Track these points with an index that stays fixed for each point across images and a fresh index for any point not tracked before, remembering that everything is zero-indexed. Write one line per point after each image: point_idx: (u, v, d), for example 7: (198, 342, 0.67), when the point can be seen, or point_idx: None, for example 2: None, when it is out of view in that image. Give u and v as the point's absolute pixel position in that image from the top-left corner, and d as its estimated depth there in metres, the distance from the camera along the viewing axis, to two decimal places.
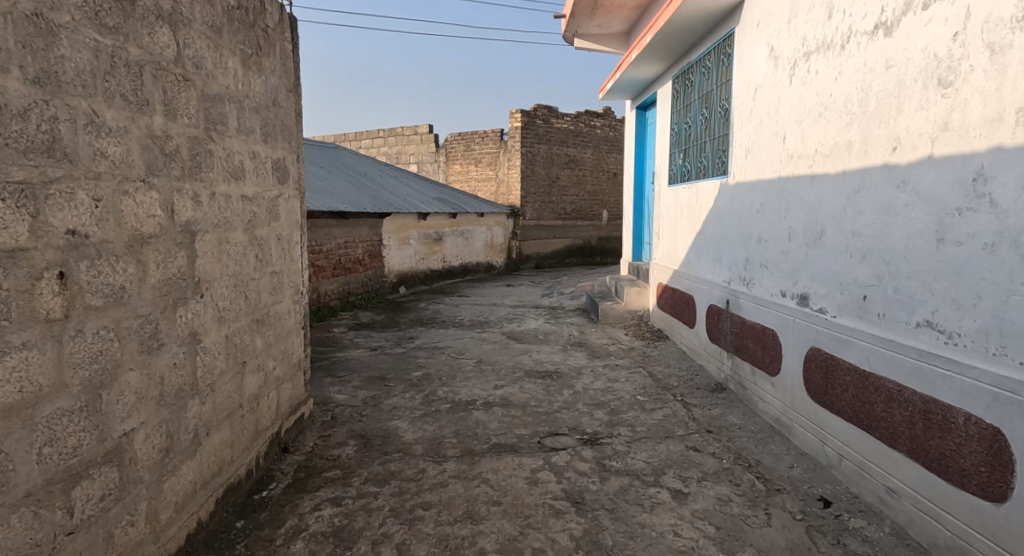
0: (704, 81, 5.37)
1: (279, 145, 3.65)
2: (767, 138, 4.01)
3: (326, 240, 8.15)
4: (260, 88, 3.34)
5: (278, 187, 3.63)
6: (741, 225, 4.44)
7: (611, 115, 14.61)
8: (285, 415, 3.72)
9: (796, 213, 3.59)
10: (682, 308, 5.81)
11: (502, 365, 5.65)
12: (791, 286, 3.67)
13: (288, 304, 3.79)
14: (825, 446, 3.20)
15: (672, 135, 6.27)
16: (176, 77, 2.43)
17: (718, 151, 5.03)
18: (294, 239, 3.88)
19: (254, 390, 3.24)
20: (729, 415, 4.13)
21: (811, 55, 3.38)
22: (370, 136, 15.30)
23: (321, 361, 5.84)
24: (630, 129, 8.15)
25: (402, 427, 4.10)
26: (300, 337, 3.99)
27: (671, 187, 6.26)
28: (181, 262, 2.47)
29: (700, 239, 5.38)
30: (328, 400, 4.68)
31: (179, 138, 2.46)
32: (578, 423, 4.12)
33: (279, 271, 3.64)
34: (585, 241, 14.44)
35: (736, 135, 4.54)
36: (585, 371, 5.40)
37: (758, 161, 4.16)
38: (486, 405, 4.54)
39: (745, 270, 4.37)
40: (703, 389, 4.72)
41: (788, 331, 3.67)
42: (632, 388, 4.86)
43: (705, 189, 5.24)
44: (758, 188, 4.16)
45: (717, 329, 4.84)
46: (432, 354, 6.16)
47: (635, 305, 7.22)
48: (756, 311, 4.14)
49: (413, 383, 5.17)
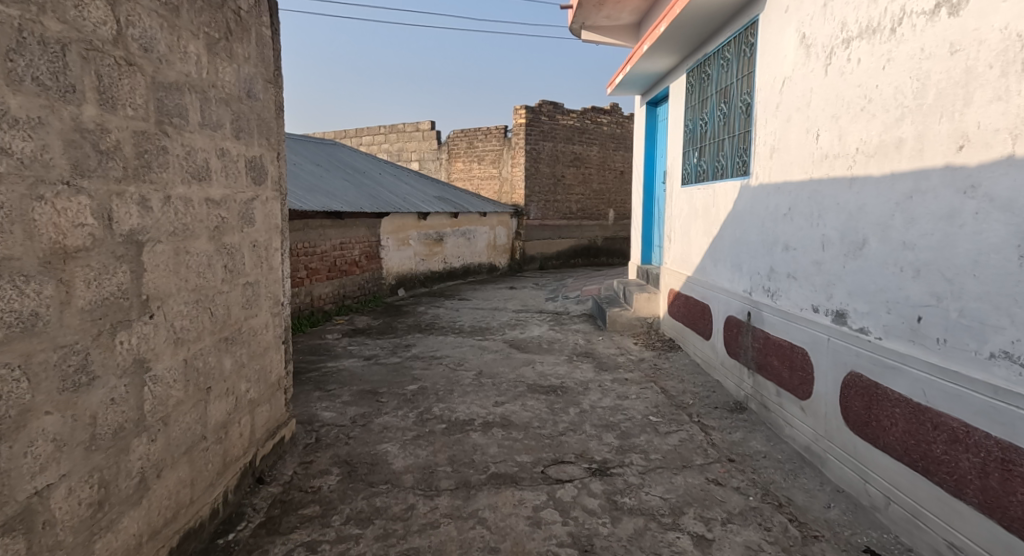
0: (722, 74, 4.98)
1: (255, 141, 3.29)
2: (796, 136, 3.62)
3: (321, 241, 7.79)
4: (231, 77, 2.97)
5: (252, 188, 3.27)
6: (765, 231, 4.05)
7: (619, 112, 14.19)
8: (260, 441, 3.36)
9: (832, 220, 3.20)
10: (696, 318, 5.43)
11: (503, 378, 5.28)
12: (824, 301, 3.28)
13: (265, 318, 3.43)
14: (868, 485, 2.83)
15: (687, 132, 5.87)
16: (117, 61, 2.08)
17: (738, 150, 4.64)
18: (272, 246, 3.52)
19: (223, 418, 2.89)
20: (753, 441, 3.75)
21: (852, 41, 2.99)
22: (370, 132, 14.91)
23: (310, 373, 5.48)
24: (640, 126, 7.75)
25: (393, 452, 3.74)
26: (279, 354, 3.63)
27: (685, 188, 5.88)
28: (122, 279, 2.10)
29: (716, 244, 5.00)
30: (314, 419, 4.32)
31: (123, 133, 2.10)
32: (585, 449, 3.76)
33: (255, 281, 3.29)
34: (591, 241, 14.05)
35: (760, 132, 4.15)
36: (593, 386, 5.03)
37: (785, 161, 3.77)
38: (484, 426, 4.18)
39: (769, 280, 3.99)
40: (721, 409, 4.34)
41: (821, 351, 3.28)
42: (644, 406, 4.48)
43: (723, 191, 4.86)
44: (785, 190, 3.77)
45: (737, 343, 4.46)
46: (429, 364, 5.79)
47: (644, 312, 6.83)
48: (782, 326, 3.75)
49: (406, 398, 4.80)
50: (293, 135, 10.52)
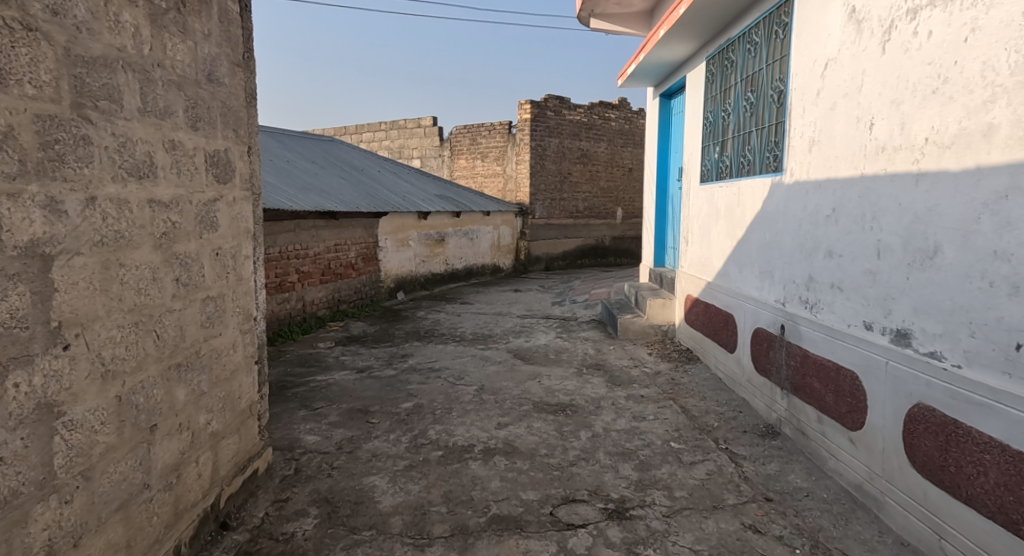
0: (749, 60, 4.51)
1: (218, 133, 2.84)
2: (841, 125, 3.16)
3: (314, 243, 7.34)
4: (184, 56, 2.51)
5: (214, 186, 2.82)
6: (803, 234, 3.59)
7: (627, 107, 13.69)
8: (225, 479, 2.93)
9: (889, 223, 2.74)
10: (718, 328, 4.96)
11: (506, 395, 4.82)
12: (878, 317, 2.83)
13: (231, 336, 2.99)
14: (944, 542, 2.42)
15: (707, 124, 5.40)
16: (8, 24, 1.69)
17: (768, 143, 4.15)
18: (240, 253, 3.07)
19: (176, 460, 2.45)
20: (791, 475, 3.29)
21: (920, 10, 2.56)
22: (370, 129, 14.46)
23: (297, 388, 5.03)
24: (653, 119, 7.28)
25: (380, 488, 3.31)
26: (251, 377, 3.19)
27: (704, 186, 5.40)
28: (18, 304, 1.72)
29: (742, 248, 4.53)
30: (295, 445, 3.87)
31: (15, 115, 1.71)
32: (599, 484, 3.31)
33: (217, 296, 2.84)
34: (598, 241, 13.58)
35: (795, 123, 3.69)
36: (605, 404, 4.57)
37: (828, 154, 3.31)
38: (485, 454, 3.74)
39: (807, 291, 3.53)
40: (751, 433, 3.88)
41: (875, 377, 2.82)
42: (664, 430, 4.03)
43: (750, 189, 4.38)
44: (828, 188, 3.31)
45: (768, 360, 4.00)
46: (426, 377, 5.34)
47: (659, 319, 6.35)
48: (825, 345, 3.29)
49: (400, 418, 4.35)
50: (287, 132, 10.05)
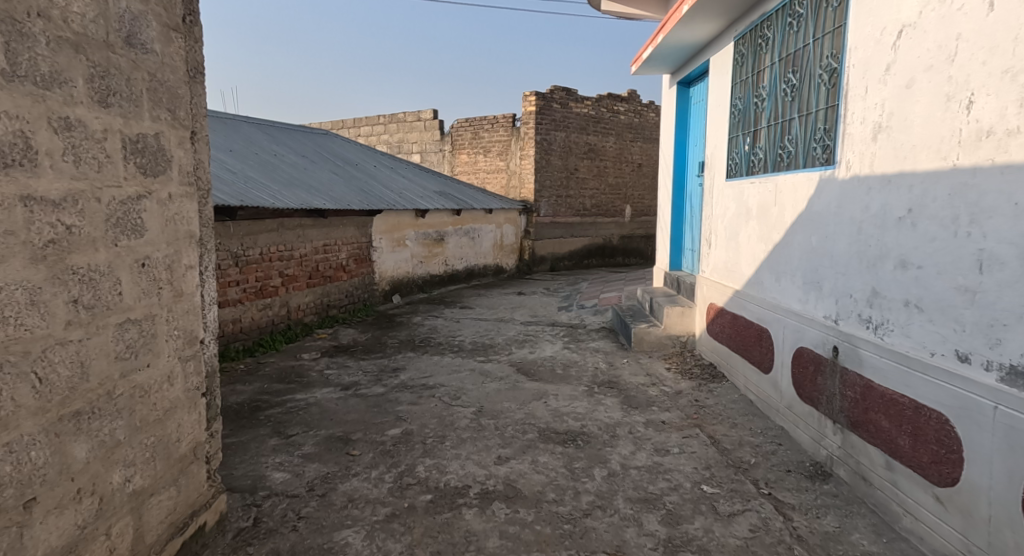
0: (789, 37, 3.89)
1: (143, 112, 2.24)
2: (922, 105, 2.59)
3: (299, 243, 6.76)
4: (84, 12, 1.94)
5: (139, 180, 2.22)
6: (864, 238, 2.99)
7: (637, 100, 13.05)
8: (155, 546, 2.34)
9: (999, 229, 2.23)
10: (749, 344, 4.36)
11: (507, 420, 4.22)
12: (978, 347, 2.30)
13: (166, 367, 2.39)
14: None
15: (736, 112, 4.77)
16: None
17: (816, 131, 3.52)
18: (179, 262, 2.46)
19: (72, 538, 1.92)
20: (856, 536, 2.70)
21: None
22: (369, 122, 13.87)
23: (272, 410, 4.45)
24: (670, 109, 6.63)
25: (353, 549, 2.75)
26: (195, 414, 2.59)
27: (731, 182, 4.79)
28: None
29: (780, 253, 3.91)
30: (259, 486, 3.29)
31: None
32: (620, 545, 2.76)
33: (142, 318, 2.24)
34: (606, 240, 12.98)
35: (853, 106, 3.08)
36: (621, 431, 3.98)
37: (900, 142, 2.72)
38: (482, 499, 3.16)
39: (870, 308, 2.93)
40: (797, 474, 3.28)
41: (975, 424, 2.29)
42: (693, 468, 3.44)
43: (791, 186, 3.76)
44: (900, 185, 2.72)
45: (816, 387, 3.40)
46: (418, 396, 4.75)
47: (677, 329, 5.74)
48: (894, 376, 2.71)
49: (384, 450, 3.76)
50: (276, 124, 9.46)
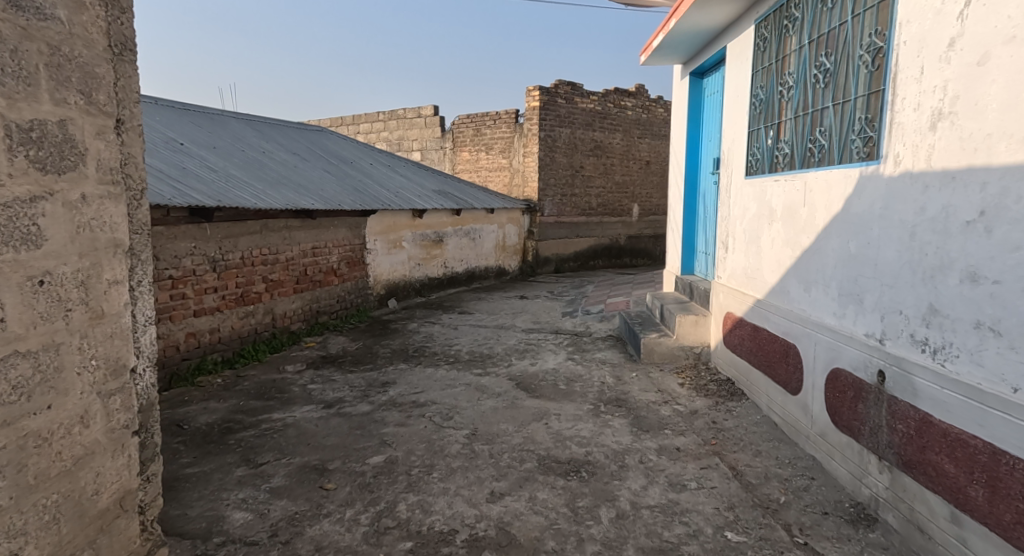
0: (821, 15, 3.44)
1: (39, 93, 1.81)
2: (999, 86, 2.18)
3: (285, 246, 6.33)
4: None
5: (33, 177, 1.80)
6: (917, 244, 2.53)
7: (644, 95, 12.59)
8: None
9: None
10: (773, 360, 3.89)
11: (503, 445, 3.78)
12: None
13: (78, 406, 1.96)
14: None
15: (759, 101, 4.30)
16: None
17: (856, 122, 3.05)
18: (96, 277, 2.01)
19: None
20: None
21: None
22: (369, 119, 13.45)
23: (244, 433, 4.02)
24: (683, 101, 6.14)
25: None
26: (122, 459, 2.12)
27: (752, 180, 4.31)
28: None
29: (809, 260, 3.45)
30: (213, 531, 2.86)
31: None
32: None
33: (39, 349, 1.82)
34: (612, 240, 12.53)
35: (904, 90, 2.62)
36: (631, 460, 3.53)
37: (969, 131, 2.30)
38: (469, 548, 2.72)
39: (926, 329, 2.48)
40: (837, 519, 2.82)
41: None
42: (713, 507, 2.98)
43: (824, 184, 3.29)
44: (968, 182, 2.29)
45: (856, 416, 2.93)
46: (407, 416, 4.31)
47: (690, 340, 5.27)
48: (962, 413, 2.29)
49: (362, 483, 3.32)
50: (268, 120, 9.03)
